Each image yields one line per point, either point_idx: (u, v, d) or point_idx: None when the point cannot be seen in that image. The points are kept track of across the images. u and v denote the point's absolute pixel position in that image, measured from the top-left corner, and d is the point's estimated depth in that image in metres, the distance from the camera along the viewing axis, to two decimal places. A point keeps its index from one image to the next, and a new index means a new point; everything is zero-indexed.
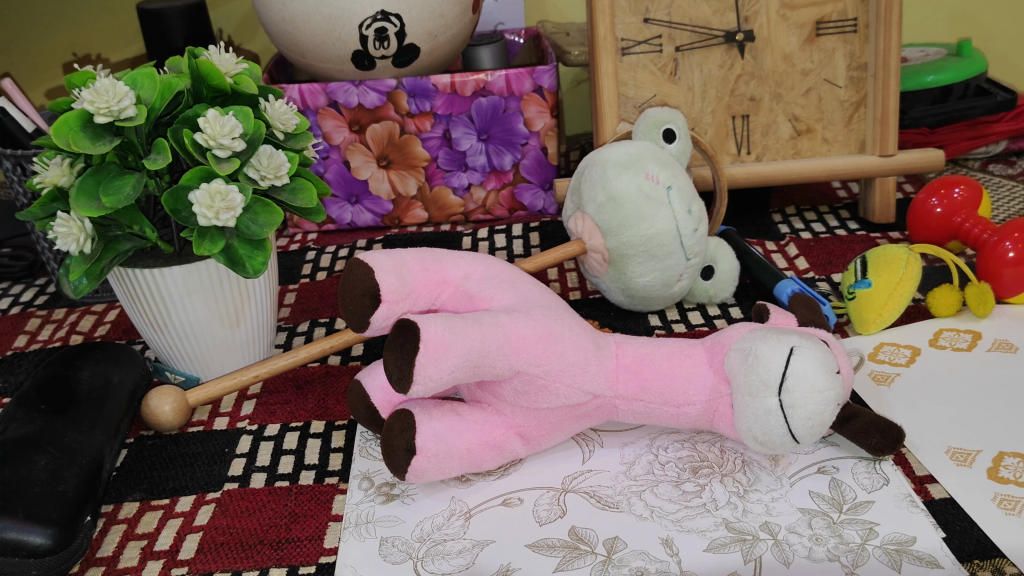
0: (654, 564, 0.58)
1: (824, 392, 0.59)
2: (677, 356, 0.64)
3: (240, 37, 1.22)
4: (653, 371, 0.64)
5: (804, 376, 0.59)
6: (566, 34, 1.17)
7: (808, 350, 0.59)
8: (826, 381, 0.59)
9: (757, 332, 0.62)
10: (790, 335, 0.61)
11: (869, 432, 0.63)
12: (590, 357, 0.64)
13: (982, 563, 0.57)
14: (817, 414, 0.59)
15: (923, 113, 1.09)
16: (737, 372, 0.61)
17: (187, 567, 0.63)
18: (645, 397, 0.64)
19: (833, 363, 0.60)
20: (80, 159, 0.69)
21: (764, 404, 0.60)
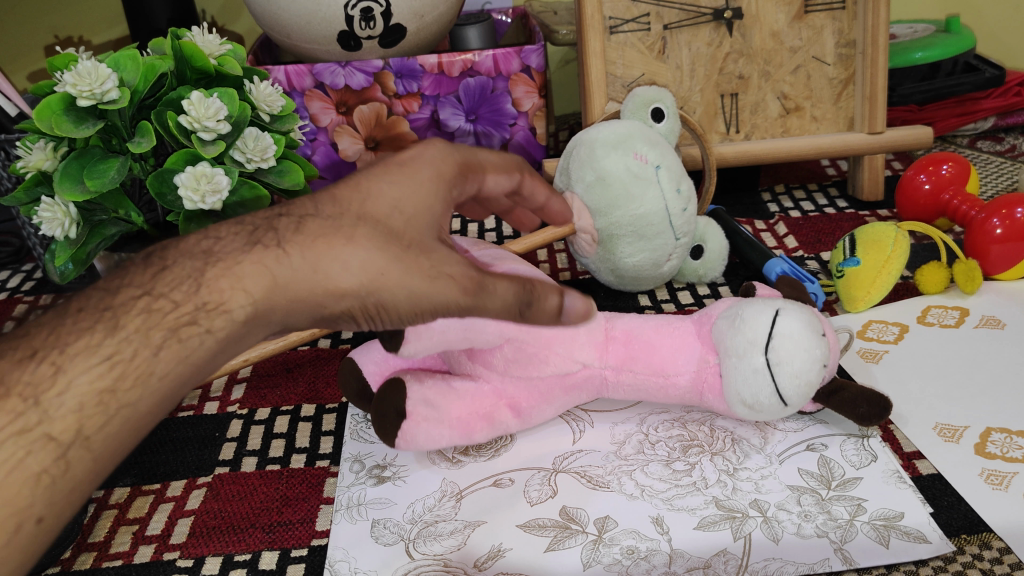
0: (645, 542, 0.58)
1: (810, 350, 0.59)
2: (666, 332, 0.65)
3: (224, 18, 1.21)
4: (641, 345, 0.64)
5: (788, 336, 0.59)
6: (554, 13, 1.15)
7: (794, 311, 0.60)
8: (811, 340, 0.59)
9: (744, 300, 0.63)
10: (776, 302, 0.62)
11: (857, 401, 0.63)
12: (579, 331, 0.64)
13: (970, 537, 0.58)
14: (804, 373, 0.59)
15: (912, 90, 1.10)
16: (725, 335, 0.61)
17: (179, 551, 0.63)
18: (633, 369, 0.65)
19: (819, 326, 0.61)
20: (64, 143, 0.68)
21: (752, 363, 0.60)
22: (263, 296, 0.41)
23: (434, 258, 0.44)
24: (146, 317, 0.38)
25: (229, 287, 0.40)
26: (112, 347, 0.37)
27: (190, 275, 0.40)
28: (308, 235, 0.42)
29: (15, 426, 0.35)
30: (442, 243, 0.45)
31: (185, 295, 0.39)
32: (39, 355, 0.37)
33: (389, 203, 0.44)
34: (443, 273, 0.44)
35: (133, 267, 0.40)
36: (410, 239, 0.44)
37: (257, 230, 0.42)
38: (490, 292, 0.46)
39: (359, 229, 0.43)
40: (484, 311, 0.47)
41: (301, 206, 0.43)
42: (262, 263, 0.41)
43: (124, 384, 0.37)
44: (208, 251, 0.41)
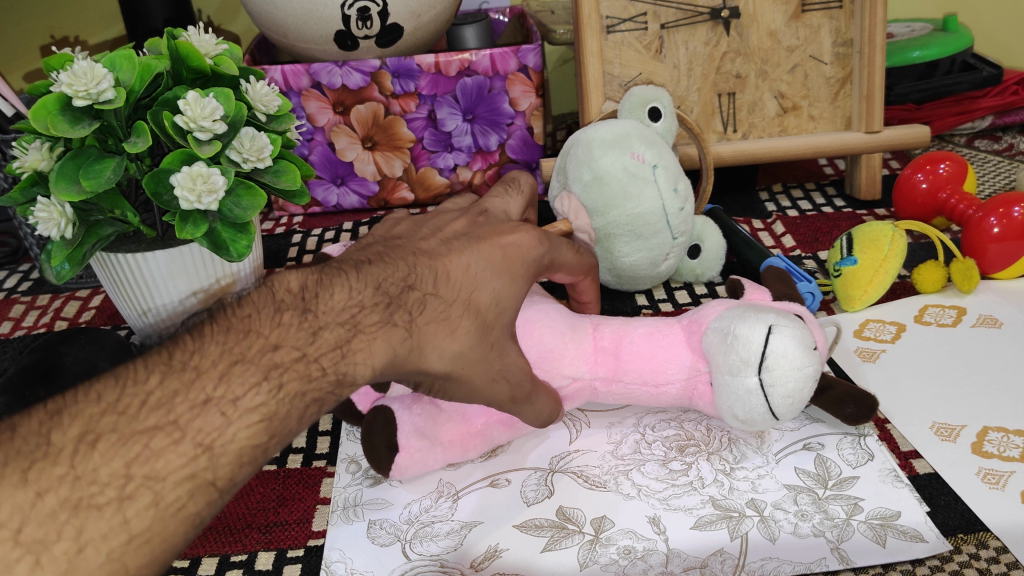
0: (641, 542, 0.58)
1: (803, 368, 0.59)
2: (655, 335, 0.64)
3: (222, 18, 1.21)
4: (632, 351, 0.64)
5: (783, 355, 0.58)
6: (551, 13, 1.15)
7: (786, 328, 0.59)
8: (805, 358, 0.59)
9: (735, 310, 0.62)
10: (767, 314, 0.60)
11: (844, 402, 0.64)
12: (568, 340, 0.64)
13: (966, 537, 0.58)
14: (797, 391, 0.59)
15: (909, 89, 1.10)
16: (717, 350, 0.61)
17: (175, 552, 0.63)
18: (623, 379, 0.64)
19: (811, 341, 0.60)
20: (60, 143, 0.68)
21: (745, 383, 0.59)
22: (381, 367, 0.50)
23: (501, 361, 0.55)
24: (302, 380, 0.46)
25: (361, 361, 0.49)
26: (271, 407, 0.44)
27: (338, 344, 0.48)
28: (425, 319, 0.52)
29: (187, 471, 0.41)
30: (513, 344, 0.56)
31: (331, 363, 0.48)
32: (210, 401, 0.43)
33: (490, 298, 0.55)
34: (501, 377, 0.56)
35: (289, 321, 0.48)
36: (489, 346, 0.54)
37: (390, 307, 0.51)
38: (530, 401, 0.58)
39: (461, 325, 0.53)
40: (527, 401, 0.58)
41: (426, 282, 0.53)
42: (390, 343, 0.50)
43: (270, 441, 0.44)
44: (353, 319, 0.50)
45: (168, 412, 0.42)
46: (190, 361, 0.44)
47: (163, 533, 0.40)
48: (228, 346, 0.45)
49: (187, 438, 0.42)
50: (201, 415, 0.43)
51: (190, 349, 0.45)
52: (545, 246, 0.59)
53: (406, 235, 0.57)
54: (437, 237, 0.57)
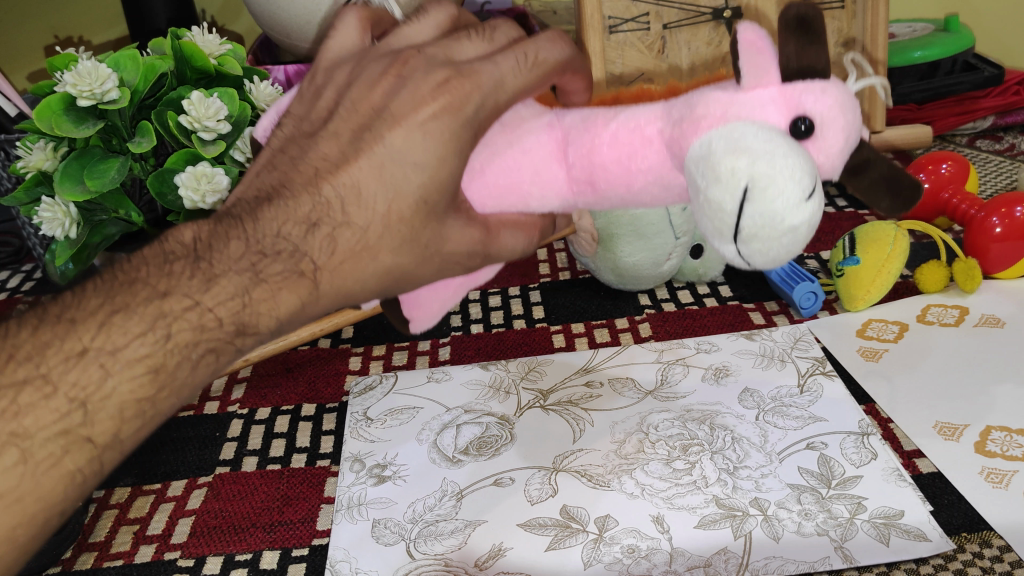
0: (645, 541, 0.58)
1: (797, 228, 0.39)
2: (629, 148, 0.44)
3: (224, 18, 1.21)
4: (610, 181, 0.45)
5: (767, 220, 0.39)
6: (552, 13, 1.15)
7: (775, 183, 0.38)
8: (800, 213, 0.39)
9: (712, 143, 0.40)
10: (745, 161, 0.38)
11: (877, 193, 0.45)
12: (530, 178, 0.45)
13: (969, 536, 0.58)
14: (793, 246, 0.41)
15: (911, 89, 1.11)
16: (693, 205, 0.42)
17: (180, 551, 0.63)
18: (608, 202, 0.46)
19: (807, 185, 0.39)
20: (64, 143, 0.68)
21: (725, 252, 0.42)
22: (290, 315, 0.42)
23: (442, 249, 0.44)
24: (194, 331, 0.41)
25: (266, 311, 0.41)
26: (157, 359, 0.40)
27: (236, 293, 0.41)
28: (337, 257, 0.41)
29: (60, 427, 0.40)
30: (456, 216, 0.44)
31: (229, 314, 0.41)
32: (88, 353, 0.40)
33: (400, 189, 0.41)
34: (448, 263, 0.45)
35: (181, 269, 0.41)
36: (426, 241, 0.43)
37: (295, 253, 0.41)
38: (494, 256, 0.47)
39: (382, 246, 0.42)
40: (490, 261, 0.47)
41: (333, 208, 0.41)
42: (296, 294, 0.41)
43: (160, 394, 0.41)
44: (255, 267, 0.41)
45: (38, 365, 0.40)
46: (66, 313, 0.41)
47: (37, 494, 0.40)
48: (109, 296, 0.41)
49: (59, 395, 0.40)
50: (80, 368, 0.40)
51: (68, 302, 0.42)
52: (467, 104, 0.40)
53: (317, 114, 0.43)
54: (349, 125, 0.41)
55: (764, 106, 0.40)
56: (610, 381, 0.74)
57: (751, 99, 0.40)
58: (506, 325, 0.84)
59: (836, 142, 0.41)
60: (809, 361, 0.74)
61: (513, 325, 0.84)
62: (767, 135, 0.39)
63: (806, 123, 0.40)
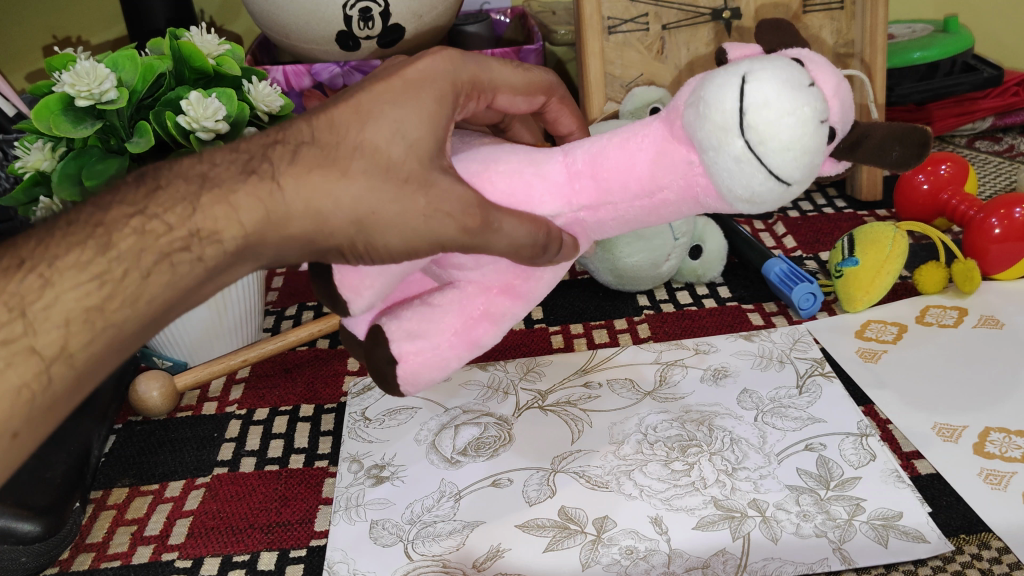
0: (643, 542, 0.58)
1: (784, 118, 0.42)
2: (629, 142, 0.49)
3: (223, 18, 1.21)
4: (611, 170, 0.49)
5: (755, 108, 0.43)
6: (552, 13, 1.15)
7: (758, 76, 0.43)
8: (779, 105, 0.42)
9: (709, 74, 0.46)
10: (741, 64, 0.45)
11: (886, 146, 0.47)
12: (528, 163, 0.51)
13: (968, 537, 0.58)
14: (789, 148, 0.43)
15: (911, 89, 1.10)
16: (691, 126, 0.45)
17: (177, 552, 0.63)
18: (612, 201, 0.50)
19: (788, 87, 0.43)
20: (62, 143, 0.68)
21: (733, 153, 0.44)
22: (254, 227, 0.42)
23: (427, 191, 0.44)
24: (138, 238, 0.41)
25: (222, 217, 0.42)
26: (100, 266, 0.40)
27: (185, 198, 0.42)
28: (304, 170, 0.43)
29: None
30: (445, 172, 0.45)
31: (180, 218, 0.41)
32: (27, 264, 0.40)
33: (391, 128, 0.44)
34: (436, 209, 0.44)
35: (127, 186, 0.43)
36: (404, 176, 0.44)
37: (256, 159, 0.43)
38: (494, 230, 0.46)
39: (353, 163, 0.43)
40: (489, 240, 0.46)
41: (309, 134, 0.44)
42: (257, 198, 0.42)
43: (110, 302, 0.40)
44: (206, 176, 0.43)
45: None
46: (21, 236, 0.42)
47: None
48: (53, 224, 0.42)
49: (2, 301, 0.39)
50: (18, 279, 0.40)
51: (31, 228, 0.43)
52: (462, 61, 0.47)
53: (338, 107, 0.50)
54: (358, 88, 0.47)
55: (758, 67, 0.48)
56: (609, 382, 0.74)
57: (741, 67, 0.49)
58: None
59: (831, 83, 0.46)
60: (809, 362, 0.74)
61: (511, 325, 0.84)
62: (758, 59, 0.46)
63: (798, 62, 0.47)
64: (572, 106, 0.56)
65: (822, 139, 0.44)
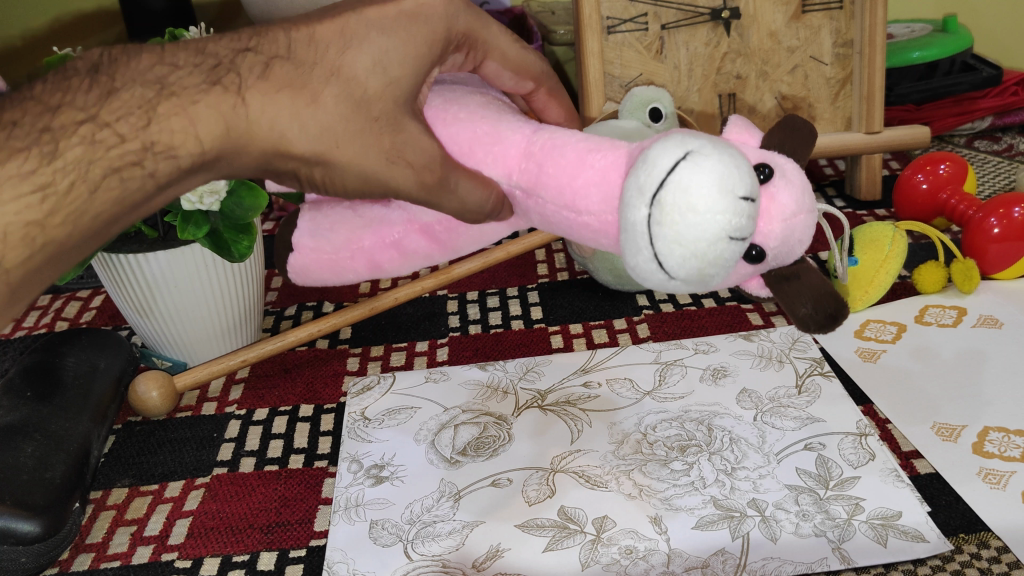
0: (643, 542, 0.58)
1: (713, 216, 0.42)
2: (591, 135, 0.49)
3: (223, 18, 1.21)
4: (558, 166, 0.49)
5: (687, 188, 0.42)
6: (551, 13, 1.15)
7: (710, 157, 0.43)
8: (717, 203, 0.42)
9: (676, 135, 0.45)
10: (699, 142, 0.44)
11: (800, 298, 0.49)
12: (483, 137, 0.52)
13: (967, 537, 0.58)
14: (694, 244, 0.43)
15: (909, 90, 1.11)
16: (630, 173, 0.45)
17: (177, 552, 0.63)
18: (540, 196, 0.50)
19: (738, 185, 0.43)
20: None
21: (636, 221, 0.44)
22: (212, 143, 0.42)
23: (396, 135, 0.47)
24: (87, 149, 0.38)
25: (181, 130, 0.41)
26: (45, 177, 0.37)
27: (140, 106, 0.40)
28: (269, 83, 0.43)
29: None
30: (415, 120, 0.48)
31: (133, 129, 0.40)
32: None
33: (372, 64, 0.45)
34: (399, 155, 0.47)
35: (77, 84, 0.40)
36: (375, 114, 0.46)
37: (221, 69, 0.42)
38: (449, 189, 0.50)
39: (326, 90, 0.44)
40: (444, 189, 0.50)
41: (279, 46, 0.44)
42: (218, 110, 0.42)
43: (52, 219, 0.38)
44: (164, 82, 0.41)
45: None
46: None
47: None
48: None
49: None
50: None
51: None
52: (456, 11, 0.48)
53: None
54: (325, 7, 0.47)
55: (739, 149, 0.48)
56: (609, 381, 0.74)
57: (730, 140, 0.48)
58: (503, 325, 0.84)
59: (787, 203, 0.46)
60: (808, 361, 0.74)
61: (511, 325, 0.84)
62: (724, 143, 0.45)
63: (765, 171, 0.46)
64: (561, 100, 0.57)
65: (724, 256, 0.44)
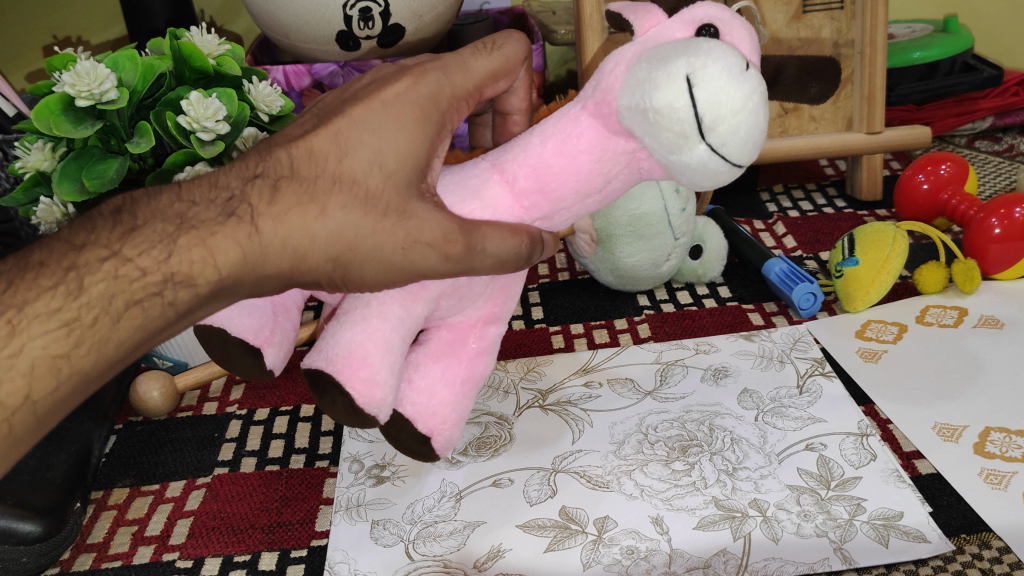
0: (644, 542, 0.58)
1: (749, 101, 0.45)
2: (559, 138, 0.51)
3: (223, 18, 1.21)
4: (557, 176, 0.51)
5: (716, 102, 0.44)
6: (552, 13, 1.15)
7: (707, 65, 0.44)
8: (742, 88, 0.45)
9: (640, 68, 0.47)
10: (676, 58, 0.45)
11: None
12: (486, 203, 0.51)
13: (969, 537, 0.58)
14: (753, 127, 0.45)
15: (910, 90, 1.11)
16: (645, 131, 0.47)
17: (178, 552, 0.63)
18: (564, 205, 0.52)
19: (738, 60, 0.45)
20: (63, 143, 0.67)
21: (698, 154, 0.46)
22: (229, 269, 0.43)
23: (406, 223, 0.45)
24: (109, 284, 0.42)
25: (199, 260, 0.42)
26: (70, 313, 0.41)
27: (162, 240, 0.42)
28: (280, 206, 0.44)
29: None
30: (422, 199, 0.46)
31: (154, 262, 0.42)
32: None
33: (369, 157, 0.45)
34: (416, 240, 0.45)
35: (102, 224, 0.43)
36: (383, 209, 0.45)
37: (232, 200, 0.44)
38: (478, 251, 0.47)
39: (332, 200, 0.44)
40: (475, 259, 0.47)
41: (282, 166, 0.45)
42: (235, 240, 0.43)
43: (76, 350, 0.41)
44: (183, 216, 0.43)
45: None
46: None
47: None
48: (25, 257, 0.43)
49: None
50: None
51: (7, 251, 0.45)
52: (429, 81, 0.47)
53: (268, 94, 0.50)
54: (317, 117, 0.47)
55: (665, 32, 0.49)
56: (609, 381, 0.74)
57: (652, 35, 0.49)
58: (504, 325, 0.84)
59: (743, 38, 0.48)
60: (809, 362, 0.74)
61: (511, 325, 0.84)
62: (682, 42, 0.46)
63: (710, 30, 0.48)
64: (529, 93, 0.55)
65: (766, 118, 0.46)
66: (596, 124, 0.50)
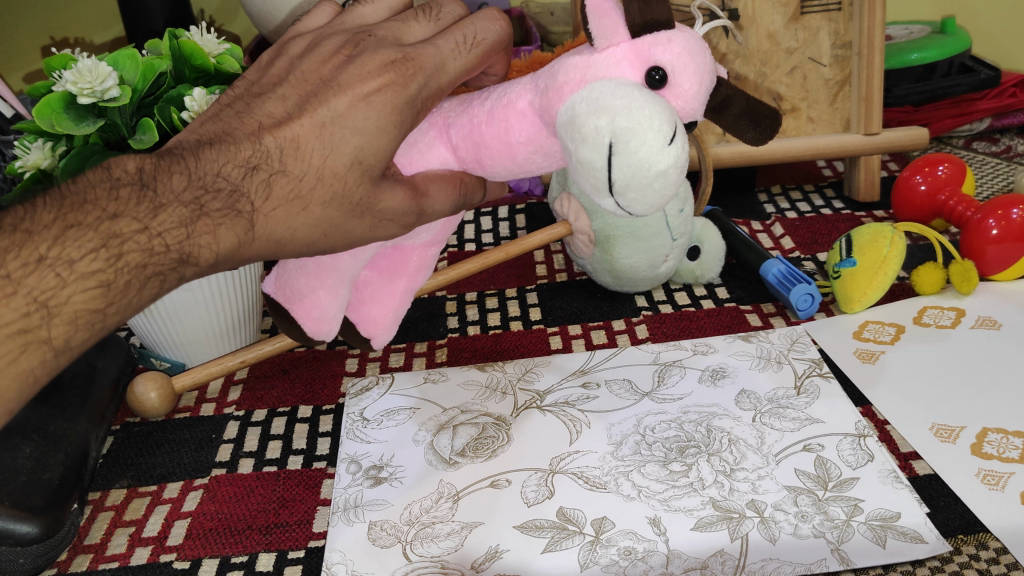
0: (642, 543, 0.58)
1: (663, 172, 0.48)
2: (503, 123, 0.52)
3: (222, 18, 1.21)
4: (493, 156, 0.53)
5: (631, 176, 0.48)
6: (551, 14, 1.15)
7: (629, 139, 0.47)
8: (661, 164, 0.48)
9: (576, 105, 0.48)
10: (606, 118, 0.47)
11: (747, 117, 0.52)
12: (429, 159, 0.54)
13: (966, 537, 0.58)
14: (661, 195, 0.50)
15: (907, 91, 1.11)
16: (571, 167, 0.51)
17: (176, 553, 0.63)
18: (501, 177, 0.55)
19: (666, 132, 0.47)
20: (62, 142, 0.67)
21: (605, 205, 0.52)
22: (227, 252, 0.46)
23: (374, 207, 0.49)
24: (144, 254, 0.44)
25: (206, 245, 0.45)
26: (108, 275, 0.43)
27: (181, 223, 0.44)
28: (271, 203, 0.46)
29: (19, 326, 0.42)
30: (384, 184, 0.49)
31: (175, 240, 0.44)
32: (44, 261, 0.43)
33: (350, 154, 0.46)
34: (383, 220, 0.50)
35: (121, 207, 0.44)
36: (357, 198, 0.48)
37: (234, 192, 0.45)
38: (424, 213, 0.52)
39: (314, 197, 0.47)
40: (421, 220, 0.53)
41: (272, 156, 0.46)
42: (234, 231, 0.46)
43: (110, 307, 0.44)
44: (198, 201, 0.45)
45: None
46: (22, 224, 0.43)
47: None
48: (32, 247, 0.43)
49: (22, 293, 0.42)
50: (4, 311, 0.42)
51: (22, 215, 0.44)
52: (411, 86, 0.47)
53: (266, 79, 0.49)
54: (297, 91, 0.47)
55: (619, 62, 0.49)
56: (609, 382, 0.74)
57: (604, 61, 0.49)
58: (503, 325, 0.84)
59: (691, 86, 0.49)
60: (807, 363, 0.74)
61: (510, 325, 0.84)
62: (623, 92, 0.47)
63: (660, 73, 0.48)
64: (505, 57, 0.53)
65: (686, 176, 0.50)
66: (540, 120, 0.51)
